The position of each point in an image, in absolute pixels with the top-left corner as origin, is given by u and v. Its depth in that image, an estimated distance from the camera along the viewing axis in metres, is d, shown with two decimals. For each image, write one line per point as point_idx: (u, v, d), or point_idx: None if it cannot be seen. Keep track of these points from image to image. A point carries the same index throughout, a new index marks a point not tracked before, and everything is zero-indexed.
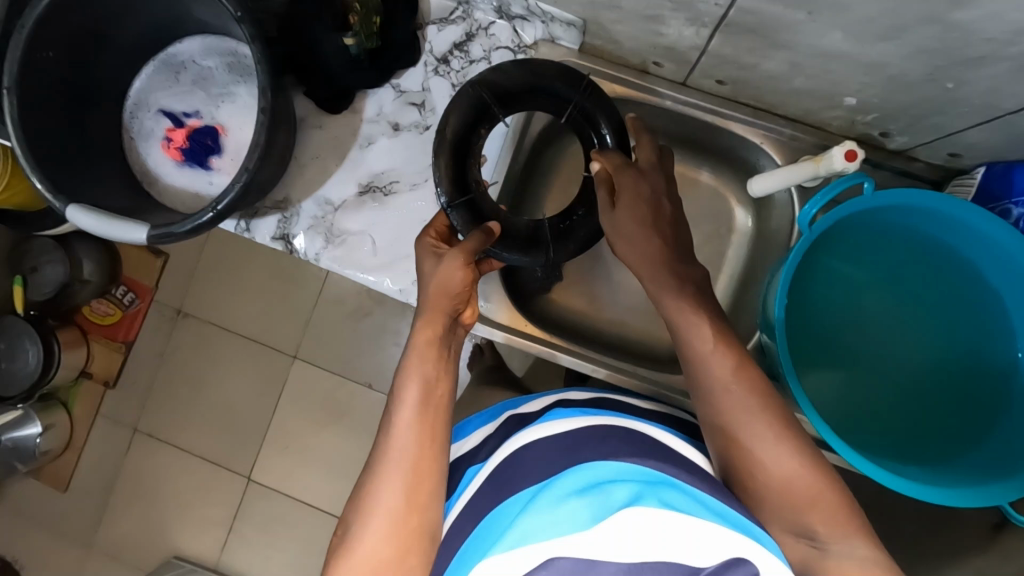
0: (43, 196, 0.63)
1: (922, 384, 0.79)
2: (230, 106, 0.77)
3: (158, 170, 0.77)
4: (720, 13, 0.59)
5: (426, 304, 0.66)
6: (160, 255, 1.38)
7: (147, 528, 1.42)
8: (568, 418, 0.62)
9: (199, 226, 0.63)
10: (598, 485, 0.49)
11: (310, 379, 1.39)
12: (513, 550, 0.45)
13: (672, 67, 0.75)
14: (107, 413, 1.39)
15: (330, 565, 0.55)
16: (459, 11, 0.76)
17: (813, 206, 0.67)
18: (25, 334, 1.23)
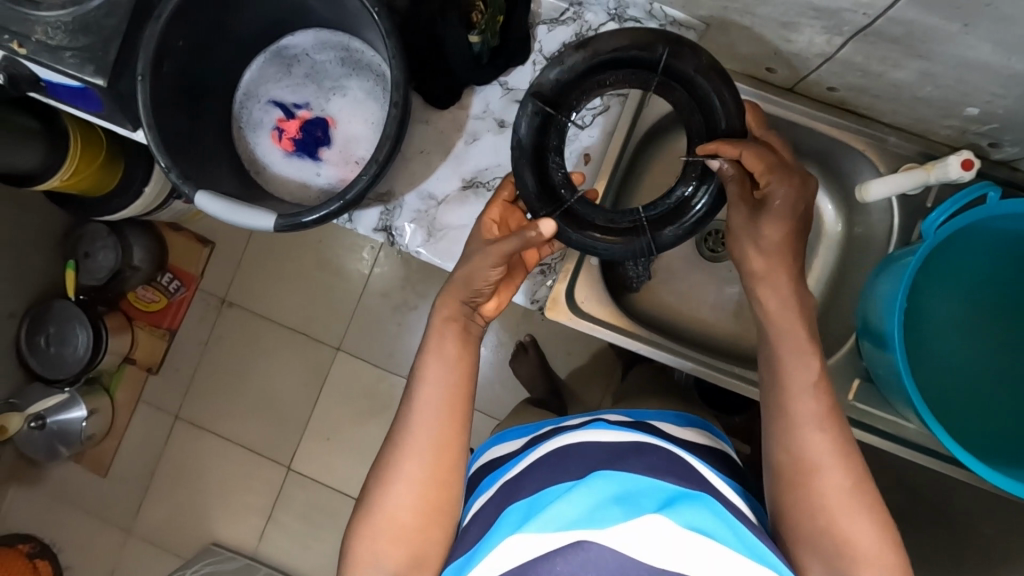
0: (171, 177, 0.64)
1: (1002, 397, 0.81)
2: (340, 99, 0.78)
3: (266, 160, 0.79)
4: (866, 23, 0.59)
5: (449, 285, 0.67)
6: (206, 245, 1.42)
7: (185, 515, 1.43)
8: (614, 428, 0.64)
9: (326, 217, 0.64)
10: (632, 492, 0.52)
11: (355, 371, 1.41)
12: (542, 533, 0.48)
13: (786, 72, 0.76)
14: (148, 400, 1.44)
15: (354, 522, 0.60)
16: (570, 13, 0.77)
17: (939, 214, 0.68)
18: (75, 317, 1.26)
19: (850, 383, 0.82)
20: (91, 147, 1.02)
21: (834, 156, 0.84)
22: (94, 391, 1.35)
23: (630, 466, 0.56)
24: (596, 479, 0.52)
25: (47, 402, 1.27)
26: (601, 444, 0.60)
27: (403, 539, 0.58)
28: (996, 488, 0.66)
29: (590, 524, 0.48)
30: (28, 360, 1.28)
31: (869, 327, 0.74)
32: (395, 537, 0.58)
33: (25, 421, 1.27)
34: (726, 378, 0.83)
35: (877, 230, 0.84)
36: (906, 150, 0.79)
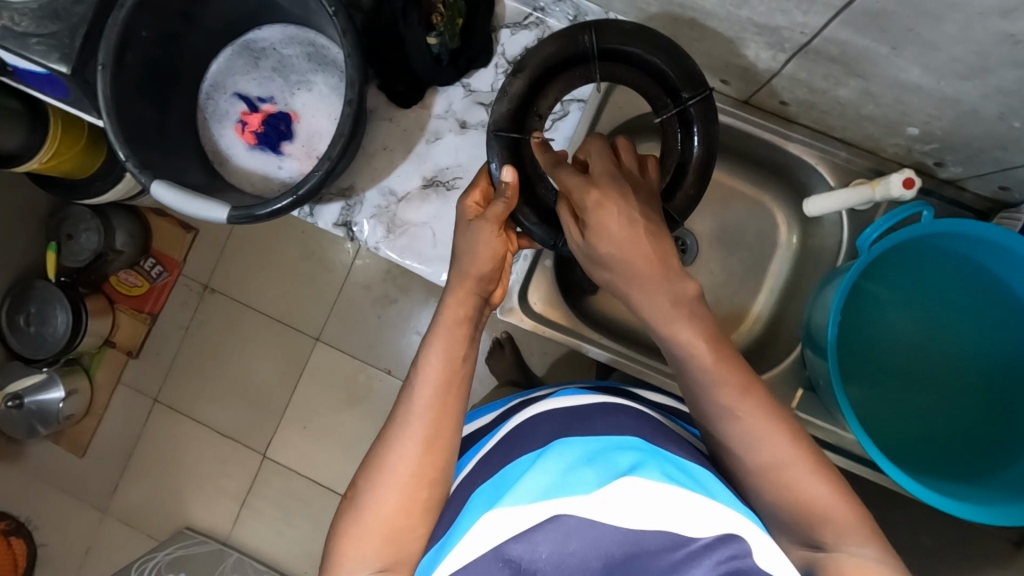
0: (127, 168, 0.65)
1: (954, 407, 0.82)
2: (305, 94, 0.79)
3: (230, 151, 0.80)
4: (803, 41, 0.62)
5: (455, 281, 0.67)
6: (189, 231, 1.42)
7: (160, 498, 1.44)
8: (579, 394, 0.65)
9: (278, 211, 0.66)
10: (602, 453, 0.52)
11: (332, 362, 1.42)
12: (520, 504, 0.48)
13: (739, 85, 0.77)
14: (127, 382, 1.45)
15: (340, 524, 0.58)
16: (533, 18, 0.77)
17: (874, 230, 0.70)
18: (55, 299, 1.27)
19: (792, 393, 0.84)
20: (72, 131, 1.03)
21: (792, 169, 0.85)
22: (73, 371, 1.37)
23: (600, 428, 0.56)
24: (565, 445, 0.54)
25: (26, 381, 1.30)
26: (565, 411, 0.62)
27: (396, 539, 0.56)
28: (915, 496, 0.69)
29: (564, 491, 0.49)
30: (7, 339, 1.30)
31: (810, 333, 0.77)
32: (388, 539, 0.56)
33: (4, 400, 1.29)
34: (666, 380, 0.86)
35: (827, 244, 0.85)
36: (857, 165, 0.80)
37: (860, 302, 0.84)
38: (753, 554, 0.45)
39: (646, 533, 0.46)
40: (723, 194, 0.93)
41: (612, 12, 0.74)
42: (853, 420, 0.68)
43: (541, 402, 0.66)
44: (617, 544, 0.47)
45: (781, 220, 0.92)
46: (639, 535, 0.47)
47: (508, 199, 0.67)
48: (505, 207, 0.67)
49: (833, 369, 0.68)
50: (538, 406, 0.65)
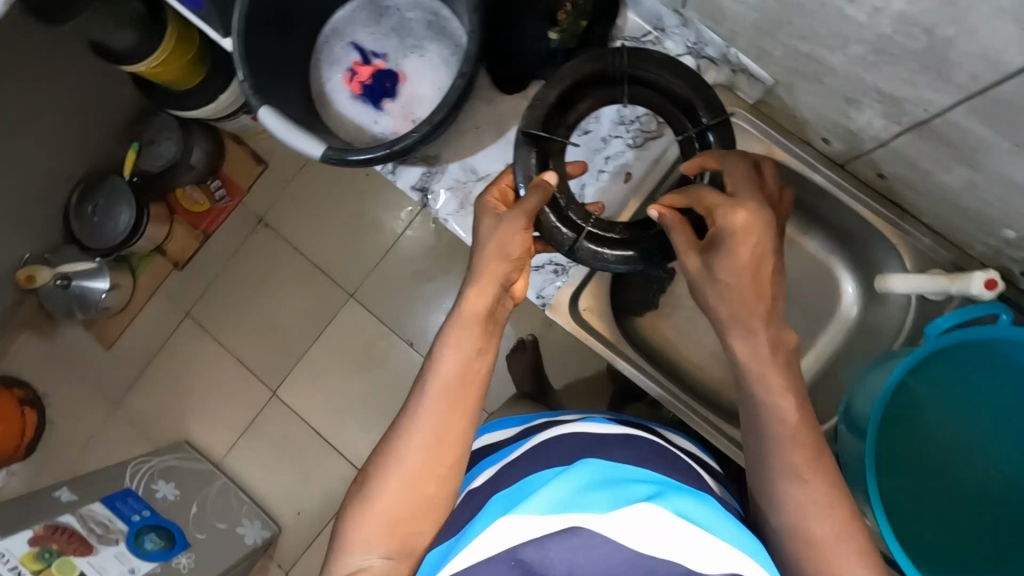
0: (242, 90, 0.69)
1: (973, 508, 0.82)
2: (416, 59, 0.82)
3: (333, 96, 0.83)
4: (923, 118, 0.61)
5: (479, 271, 0.66)
6: (260, 163, 1.47)
7: (169, 408, 1.49)
8: (601, 424, 0.67)
9: (371, 160, 0.67)
10: (622, 480, 0.53)
11: (359, 322, 1.44)
12: (535, 514, 0.49)
13: (840, 145, 0.77)
14: (167, 291, 1.51)
15: (348, 506, 0.61)
16: (652, 36, 0.78)
17: (945, 320, 0.68)
18: (125, 197, 1.33)
19: None
20: (184, 44, 1.08)
21: (870, 242, 0.84)
22: (121, 267, 1.43)
23: (612, 458, 0.58)
24: (585, 463, 0.54)
25: (77, 266, 1.36)
26: (587, 437, 0.63)
27: (399, 528, 0.59)
28: None
29: (578, 508, 0.49)
30: (70, 223, 1.36)
31: (849, 413, 0.76)
32: (391, 529, 0.59)
33: (52, 278, 1.36)
34: (686, 415, 0.85)
35: (888, 324, 0.85)
36: (937, 255, 0.78)
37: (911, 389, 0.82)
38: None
39: (651, 558, 0.46)
40: (791, 252, 0.92)
41: (733, 47, 0.74)
42: (880, 511, 0.68)
43: (570, 425, 0.67)
44: (625, 564, 0.46)
45: (844, 291, 0.91)
46: (645, 559, 0.46)
47: (541, 196, 0.68)
48: (538, 202, 0.69)
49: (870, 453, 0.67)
50: (566, 426, 0.66)
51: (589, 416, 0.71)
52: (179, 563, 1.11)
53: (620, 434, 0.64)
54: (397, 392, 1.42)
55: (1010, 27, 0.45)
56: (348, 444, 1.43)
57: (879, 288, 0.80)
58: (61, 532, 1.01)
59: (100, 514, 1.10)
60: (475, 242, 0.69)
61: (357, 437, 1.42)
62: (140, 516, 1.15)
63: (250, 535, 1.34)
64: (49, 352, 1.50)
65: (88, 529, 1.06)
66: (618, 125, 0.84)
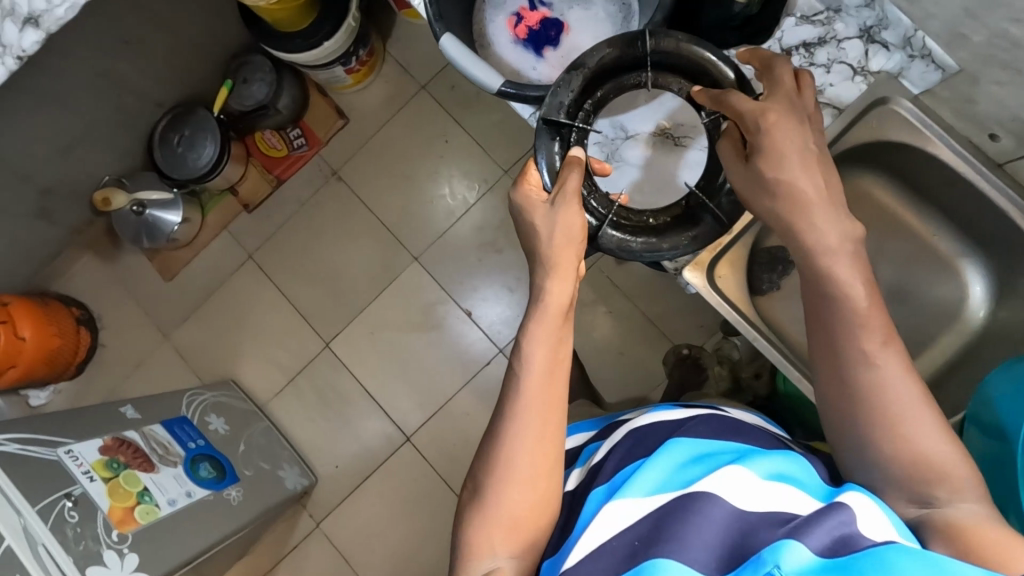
0: (427, 17, 0.75)
1: None
2: (581, 11, 0.84)
3: (493, 38, 0.85)
4: None
5: (558, 264, 0.66)
6: (341, 118, 1.49)
7: (218, 346, 1.50)
8: (672, 410, 0.68)
9: (544, 98, 0.76)
10: (707, 456, 0.56)
11: (420, 284, 1.45)
12: (637, 498, 0.53)
13: (1010, 142, 0.78)
14: (233, 230, 1.52)
15: (462, 518, 0.62)
16: (823, 16, 0.79)
17: None
18: (209, 132, 1.35)
19: None
20: None
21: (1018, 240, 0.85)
22: (192, 202, 1.46)
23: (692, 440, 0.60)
24: (674, 444, 0.58)
25: (153, 195, 1.38)
26: (665, 422, 0.65)
27: (520, 532, 0.60)
28: None
29: (678, 486, 0.53)
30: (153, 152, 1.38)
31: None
32: (513, 533, 0.60)
33: (128, 203, 1.37)
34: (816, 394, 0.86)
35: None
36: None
37: None
38: (859, 524, 0.47)
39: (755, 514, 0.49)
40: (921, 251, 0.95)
41: (922, 30, 0.73)
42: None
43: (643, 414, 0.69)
44: (736, 522, 0.49)
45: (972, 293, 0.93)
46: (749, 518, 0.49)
47: (579, 172, 0.70)
48: (579, 181, 0.70)
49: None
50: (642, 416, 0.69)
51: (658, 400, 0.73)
52: (229, 496, 1.13)
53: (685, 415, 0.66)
54: (452, 358, 1.43)
55: None
56: (395, 404, 1.44)
57: None
58: (127, 447, 1.01)
59: (162, 435, 1.11)
60: (538, 235, 0.69)
61: (406, 397, 1.43)
62: (195, 445, 1.15)
63: (290, 479, 1.35)
64: (111, 275, 1.52)
65: (150, 448, 1.06)
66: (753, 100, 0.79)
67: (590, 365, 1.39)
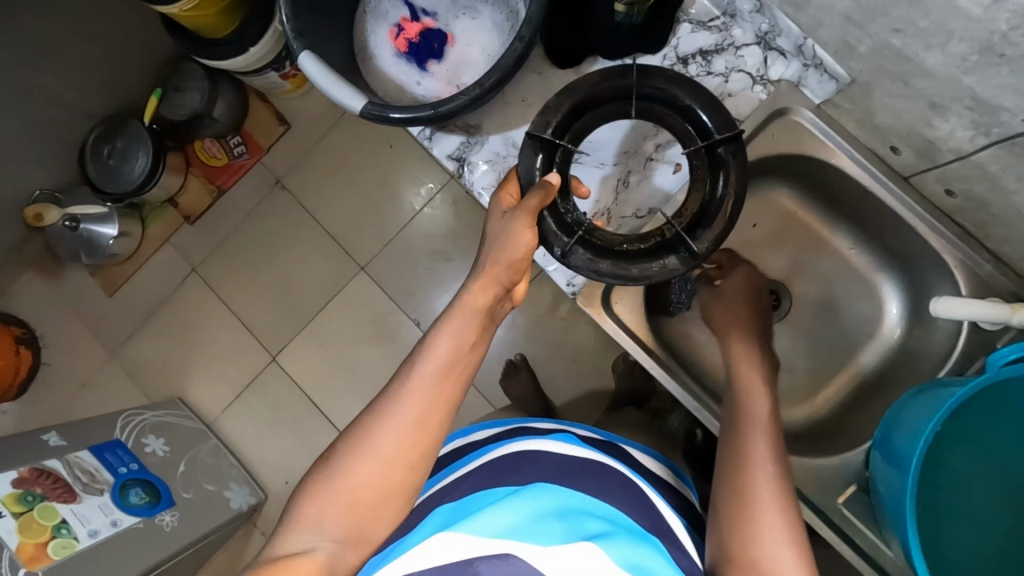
0: (286, 32, 0.69)
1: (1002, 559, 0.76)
2: (467, 21, 0.79)
3: (376, 52, 0.80)
4: (1018, 131, 0.56)
5: (484, 266, 0.67)
6: (283, 124, 1.44)
7: (164, 362, 1.46)
8: (567, 445, 0.73)
9: (413, 120, 0.67)
10: (574, 516, 0.59)
11: (368, 295, 1.40)
12: (475, 534, 0.55)
13: (910, 155, 0.74)
14: (175, 243, 1.48)
15: (309, 478, 0.60)
16: (720, 22, 0.77)
17: (1014, 350, 0.67)
18: (142, 143, 1.29)
19: (843, 487, 0.82)
20: None
21: (925, 261, 0.82)
22: (131, 215, 1.40)
23: (574, 488, 0.65)
24: (538, 495, 0.61)
25: (88, 209, 1.33)
26: (552, 461, 0.69)
27: (356, 516, 0.58)
28: None
29: (523, 537, 0.55)
30: (85, 165, 1.32)
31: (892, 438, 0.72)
32: (350, 512, 0.58)
33: (61, 219, 1.32)
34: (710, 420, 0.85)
35: (932, 350, 0.84)
36: (999, 283, 0.76)
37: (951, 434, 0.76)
38: None
39: None
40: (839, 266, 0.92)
41: (810, 39, 0.72)
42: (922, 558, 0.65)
43: (538, 441, 0.73)
44: None
45: (888, 312, 0.91)
46: None
47: (544, 194, 0.69)
48: (539, 202, 0.69)
49: (916, 477, 0.65)
50: (532, 443, 0.73)
51: (562, 431, 0.77)
52: (162, 522, 1.10)
53: (581, 458, 0.71)
54: None
55: None
56: (344, 417, 1.40)
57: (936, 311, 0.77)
58: (47, 477, 0.98)
59: (88, 461, 1.07)
60: (488, 240, 0.69)
61: (356, 412, 1.39)
62: (127, 470, 1.11)
63: (236, 499, 1.30)
64: (53, 294, 1.45)
65: (73, 476, 1.02)
66: None
67: (542, 376, 1.35)
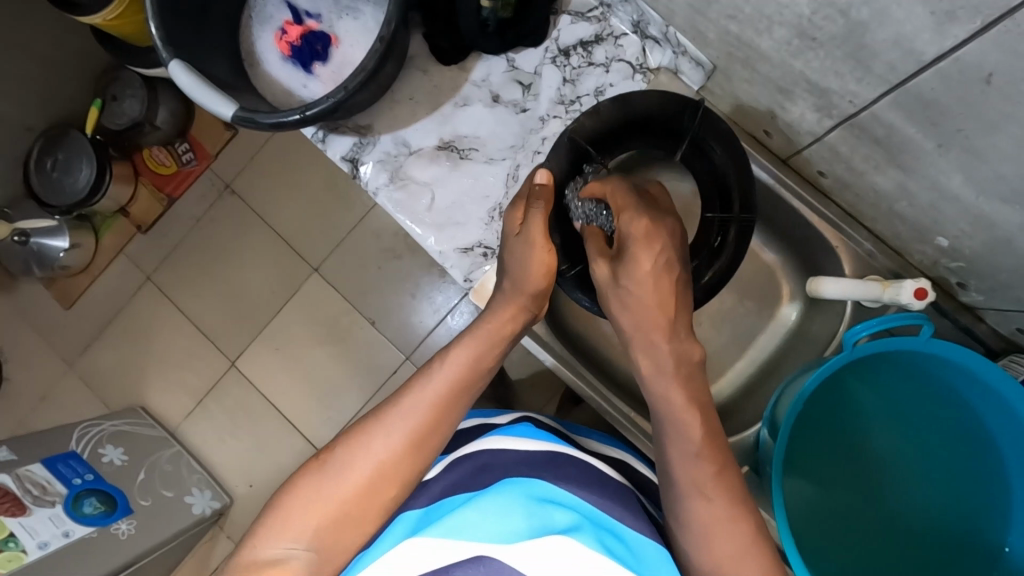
0: (154, 40, 0.68)
1: (897, 530, 0.77)
2: (349, 21, 0.80)
3: (263, 56, 0.81)
4: (851, 112, 0.61)
5: (506, 296, 0.70)
6: (229, 129, 1.44)
7: (123, 372, 1.47)
8: (539, 436, 0.63)
9: (282, 124, 0.68)
10: (545, 502, 0.51)
11: (323, 296, 1.41)
12: (444, 538, 0.48)
13: (780, 140, 0.77)
14: (129, 253, 1.48)
15: (297, 481, 0.57)
16: (598, 12, 0.78)
17: (863, 328, 0.68)
18: (85, 154, 1.29)
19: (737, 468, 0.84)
20: None
21: (811, 245, 0.83)
22: (82, 227, 1.40)
23: (551, 477, 0.55)
24: (505, 485, 0.52)
25: (36, 223, 1.33)
26: (520, 451, 0.59)
27: (341, 527, 0.55)
28: None
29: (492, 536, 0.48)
30: (29, 179, 1.32)
31: (772, 419, 0.75)
32: (337, 522, 0.55)
33: (10, 233, 1.33)
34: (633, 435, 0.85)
35: (822, 331, 0.86)
36: (879, 261, 0.78)
37: (828, 403, 0.79)
38: None
39: None
40: None
41: (672, 27, 0.75)
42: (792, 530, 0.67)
43: (499, 434, 0.63)
44: None
45: (784, 294, 0.91)
46: None
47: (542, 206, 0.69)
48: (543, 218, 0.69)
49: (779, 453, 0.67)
50: (496, 436, 0.63)
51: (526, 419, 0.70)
52: (117, 530, 1.11)
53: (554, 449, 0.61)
54: (358, 370, 1.38)
55: (920, 12, 0.45)
56: (305, 417, 1.40)
57: (812, 292, 0.80)
58: None
59: (40, 474, 1.08)
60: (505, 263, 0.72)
61: (314, 412, 1.39)
62: (81, 480, 1.12)
63: (198, 504, 1.31)
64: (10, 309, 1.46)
65: (24, 489, 1.04)
66: (558, 104, 0.81)
67: None
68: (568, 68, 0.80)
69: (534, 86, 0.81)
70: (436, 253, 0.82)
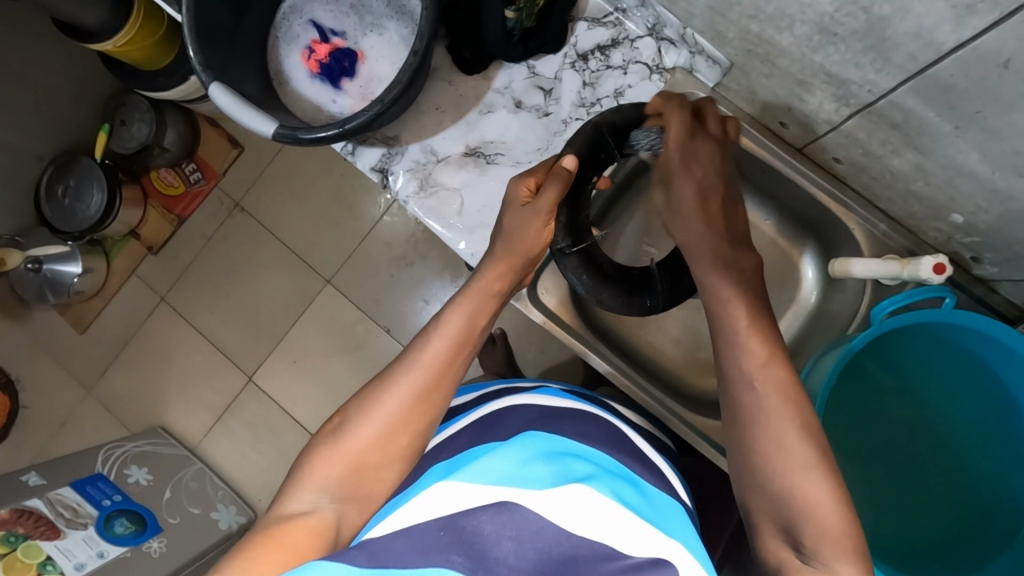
0: (193, 65, 0.70)
1: (929, 496, 0.80)
2: (375, 37, 0.83)
3: (291, 74, 0.84)
4: (868, 99, 0.65)
5: (498, 255, 0.69)
6: (236, 147, 1.45)
7: (142, 393, 1.48)
8: (556, 399, 0.66)
9: (320, 140, 0.71)
10: (566, 456, 0.51)
11: (337, 307, 1.42)
12: (472, 484, 0.47)
13: (796, 130, 0.80)
14: (141, 275, 1.49)
15: (317, 443, 0.58)
16: (613, 17, 0.82)
17: (891, 303, 0.71)
18: (97, 178, 1.30)
19: None
20: (152, 23, 1.07)
21: (828, 229, 0.86)
22: (94, 251, 1.41)
23: (563, 433, 0.57)
24: (527, 438, 0.52)
25: (48, 250, 1.34)
26: (537, 409, 0.63)
27: (361, 478, 0.56)
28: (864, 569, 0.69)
29: (519, 483, 0.46)
30: (42, 206, 1.33)
31: None
32: (356, 475, 0.56)
33: (22, 262, 1.33)
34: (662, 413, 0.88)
35: (842, 312, 0.88)
36: (894, 240, 0.81)
37: (851, 382, 0.83)
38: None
39: (586, 539, 0.44)
40: (760, 238, 0.95)
41: (689, 28, 0.77)
42: None
43: (526, 396, 0.66)
44: (556, 546, 0.43)
45: (801, 277, 0.94)
46: (577, 539, 0.44)
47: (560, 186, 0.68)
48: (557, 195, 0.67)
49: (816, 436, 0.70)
50: (518, 398, 0.66)
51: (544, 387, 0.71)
52: (149, 548, 1.11)
53: (574, 410, 0.64)
54: None
55: (940, 6, 0.49)
56: None
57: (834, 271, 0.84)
58: (28, 517, 1.01)
59: (70, 497, 1.10)
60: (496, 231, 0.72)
61: None
62: (111, 501, 1.14)
63: (224, 519, 1.31)
64: None
65: (56, 512, 1.06)
66: (579, 107, 0.84)
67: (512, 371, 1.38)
68: (587, 72, 0.83)
69: (554, 91, 0.84)
70: (467, 256, 0.84)
